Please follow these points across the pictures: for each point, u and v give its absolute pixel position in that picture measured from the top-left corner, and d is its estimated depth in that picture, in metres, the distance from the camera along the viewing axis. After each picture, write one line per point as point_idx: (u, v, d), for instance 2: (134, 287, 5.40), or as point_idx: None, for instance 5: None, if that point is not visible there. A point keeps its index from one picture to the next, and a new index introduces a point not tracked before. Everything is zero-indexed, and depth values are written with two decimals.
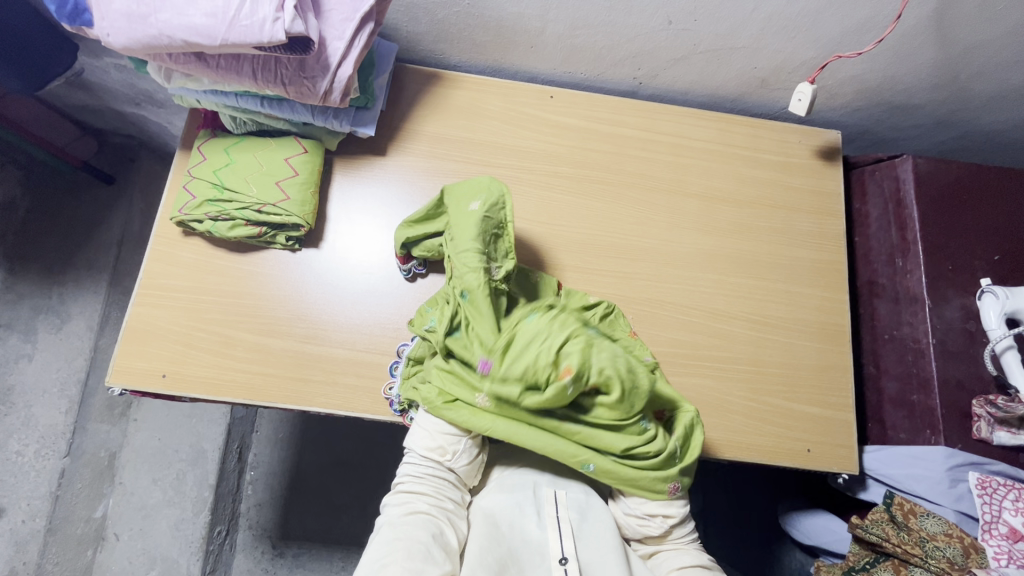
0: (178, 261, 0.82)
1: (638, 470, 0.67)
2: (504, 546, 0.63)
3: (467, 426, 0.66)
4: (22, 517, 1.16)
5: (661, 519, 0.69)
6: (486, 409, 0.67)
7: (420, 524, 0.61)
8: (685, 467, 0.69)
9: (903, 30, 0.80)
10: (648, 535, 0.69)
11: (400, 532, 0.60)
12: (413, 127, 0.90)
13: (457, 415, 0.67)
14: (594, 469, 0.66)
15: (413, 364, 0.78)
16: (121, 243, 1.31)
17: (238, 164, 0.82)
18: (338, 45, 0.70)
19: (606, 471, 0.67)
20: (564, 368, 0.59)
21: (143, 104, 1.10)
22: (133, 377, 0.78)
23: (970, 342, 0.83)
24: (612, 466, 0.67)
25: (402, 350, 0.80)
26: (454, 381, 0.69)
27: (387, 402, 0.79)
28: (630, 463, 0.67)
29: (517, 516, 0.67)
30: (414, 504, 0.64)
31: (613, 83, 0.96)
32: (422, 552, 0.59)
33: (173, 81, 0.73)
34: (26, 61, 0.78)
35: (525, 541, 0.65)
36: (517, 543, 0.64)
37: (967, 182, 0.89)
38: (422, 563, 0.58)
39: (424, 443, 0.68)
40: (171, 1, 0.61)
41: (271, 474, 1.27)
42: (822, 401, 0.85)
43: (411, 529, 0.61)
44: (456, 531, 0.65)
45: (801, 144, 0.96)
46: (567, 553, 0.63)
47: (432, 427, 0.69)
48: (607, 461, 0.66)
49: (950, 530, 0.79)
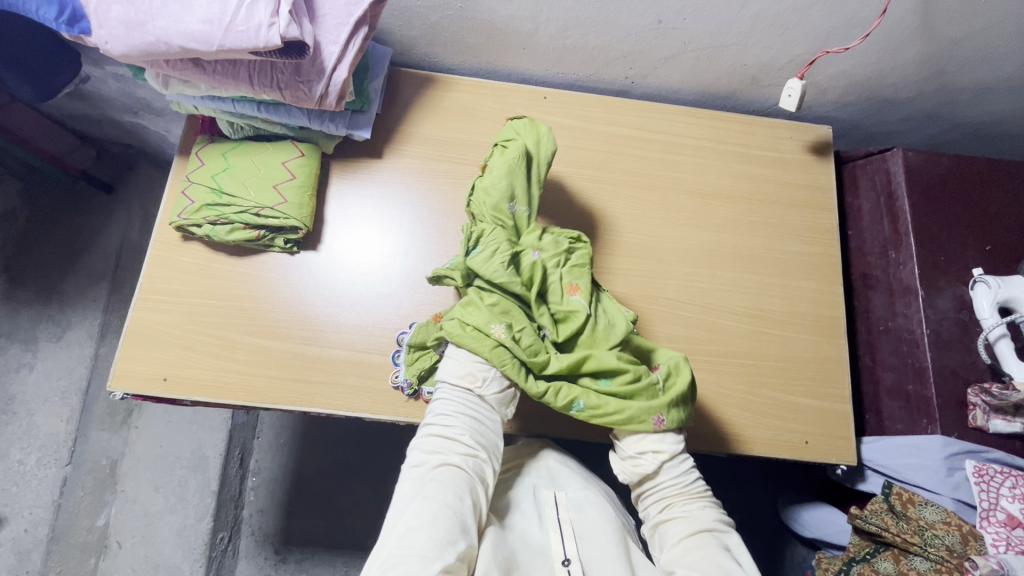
0: (177, 266, 0.83)
1: (624, 401, 0.68)
2: (509, 547, 0.62)
3: (487, 357, 0.66)
4: (25, 526, 1.17)
5: (652, 456, 0.68)
6: (502, 343, 0.67)
7: (450, 483, 0.59)
8: (673, 399, 0.68)
9: (888, 25, 0.81)
10: (644, 474, 0.68)
11: (429, 490, 0.58)
12: (409, 129, 0.91)
13: (479, 345, 0.66)
14: (587, 406, 0.67)
15: (415, 350, 0.79)
16: (119, 251, 1.31)
17: (236, 168, 0.83)
18: (332, 49, 0.71)
19: (596, 410, 0.67)
20: (572, 285, 0.72)
21: (140, 112, 1.11)
22: (135, 382, 0.78)
23: (964, 331, 0.84)
24: (605, 403, 0.67)
25: (402, 338, 0.81)
26: (473, 311, 0.69)
27: (397, 390, 0.80)
28: (616, 392, 0.67)
29: (519, 519, 0.68)
30: (447, 457, 0.62)
31: (606, 83, 0.97)
32: (452, 514, 0.57)
33: (171, 88, 0.75)
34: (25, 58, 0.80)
35: (528, 544, 0.65)
36: (520, 548, 0.64)
37: (957, 173, 0.90)
38: (449, 529, 0.56)
39: (455, 372, 0.68)
40: (168, 9, 0.62)
41: (272, 481, 1.26)
42: (819, 392, 0.86)
43: (441, 487, 0.59)
44: (486, 486, 0.63)
45: (793, 139, 0.97)
46: (570, 555, 0.63)
47: (461, 355, 0.68)
48: (594, 397, 0.68)
49: (949, 518, 0.80)
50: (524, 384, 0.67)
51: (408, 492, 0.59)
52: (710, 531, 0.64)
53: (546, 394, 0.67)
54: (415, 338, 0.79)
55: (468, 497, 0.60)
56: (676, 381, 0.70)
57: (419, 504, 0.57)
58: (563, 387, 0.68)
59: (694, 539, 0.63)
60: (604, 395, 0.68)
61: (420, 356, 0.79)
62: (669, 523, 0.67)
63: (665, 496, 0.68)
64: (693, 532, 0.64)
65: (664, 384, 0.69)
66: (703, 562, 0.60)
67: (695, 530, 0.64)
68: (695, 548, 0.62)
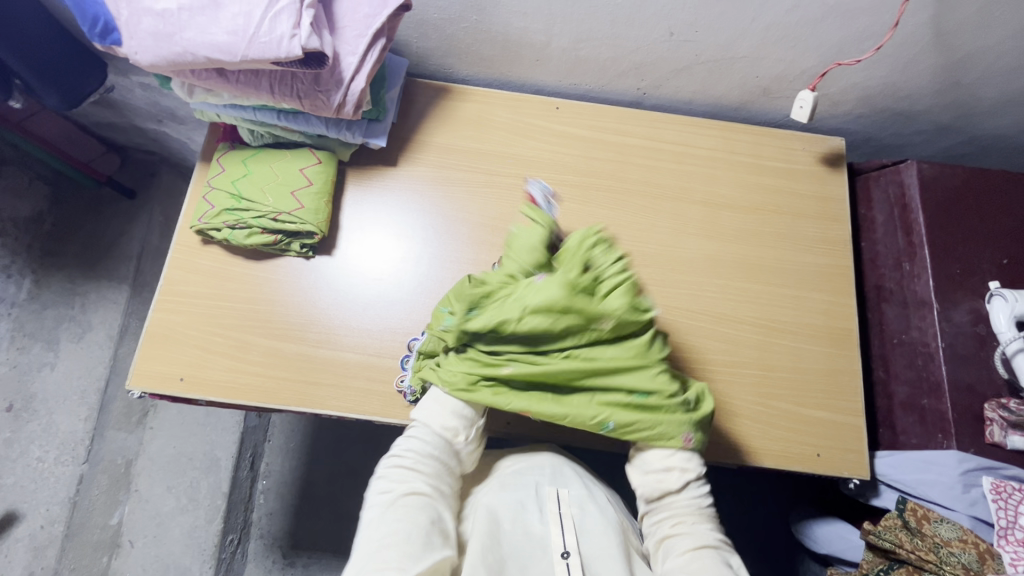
0: (196, 268, 0.85)
1: (657, 417, 0.67)
2: (503, 546, 0.64)
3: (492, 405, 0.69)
4: (41, 522, 1.18)
5: (679, 472, 0.68)
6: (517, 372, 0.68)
7: (421, 508, 0.61)
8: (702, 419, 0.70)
9: (901, 37, 0.81)
10: (667, 489, 0.68)
11: (400, 516, 0.60)
12: (423, 138, 0.93)
13: (481, 396, 0.69)
14: (619, 424, 0.67)
15: (423, 357, 0.79)
16: (140, 255, 1.34)
17: (255, 174, 0.85)
18: (351, 60, 0.73)
19: (628, 427, 0.67)
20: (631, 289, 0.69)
21: (165, 120, 1.15)
22: (152, 381, 0.80)
23: (980, 345, 0.83)
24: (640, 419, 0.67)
25: (413, 345, 0.82)
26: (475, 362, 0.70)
27: (399, 394, 0.80)
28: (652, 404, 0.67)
29: (518, 513, 0.68)
30: (415, 485, 0.63)
31: (618, 94, 0.98)
32: (424, 536, 0.59)
33: (195, 96, 0.77)
34: (45, 61, 0.82)
35: (528, 535, 0.66)
36: (513, 544, 0.65)
37: (972, 187, 0.90)
38: (422, 549, 0.58)
39: (433, 411, 0.70)
40: (195, 20, 0.64)
41: (282, 483, 1.28)
42: (832, 405, 0.85)
43: (412, 512, 0.60)
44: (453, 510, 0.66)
45: (805, 151, 0.97)
46: (569, 548, 0.65)
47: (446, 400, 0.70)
48: (628, 413, 0.67)
49: (964, 536, 0.79)
50: (545, 412, 0.68)
51: (378, 517, 0.61)
52: (715, 548, 0.64)
53: (572, 418, 0.68)
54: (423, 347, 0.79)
55: (437, 521, 0.62)
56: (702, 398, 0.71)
57: (390, 528, 0.59)
58: (590, 409, 0.68)
59: (698, 551, 0.63)
60: (634, 412, 0.68)
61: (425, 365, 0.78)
62: (673, 536, 0.66)
63: (677, 513, 0.68)
64: (696, 547, 0.64)
65: (693, 404, 0.70)
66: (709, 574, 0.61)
67: (698, 545, 0.64)
68: (701, 560, 0.62)
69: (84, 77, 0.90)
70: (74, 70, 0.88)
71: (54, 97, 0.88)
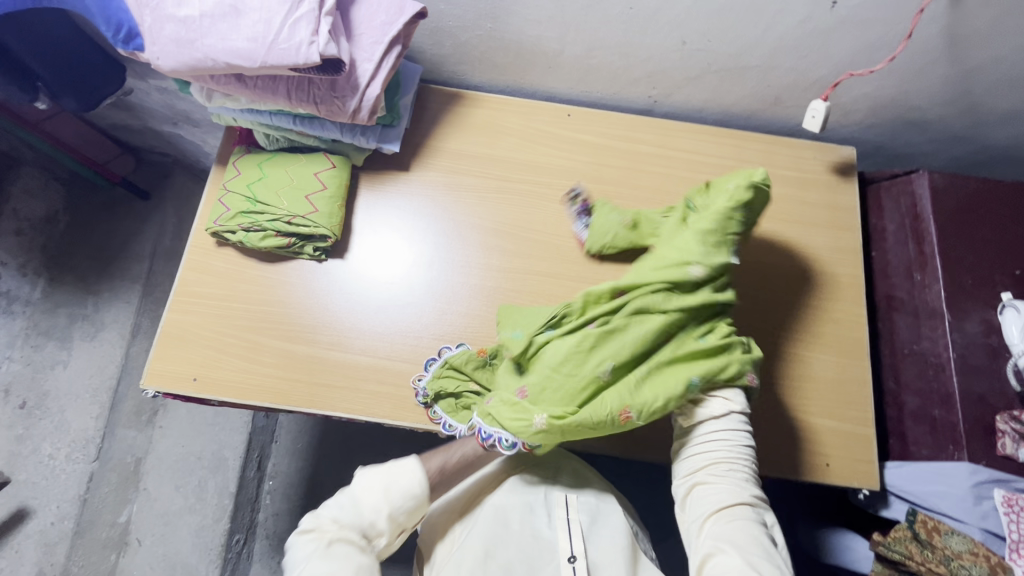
0: (211, 270, 0.86)
1: (725, 359, 0.72)
2: (511, 550, 0.66)
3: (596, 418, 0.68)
4: (51, 519, 1.19)
5: (722, 402, 0.71)
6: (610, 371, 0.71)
7: (351, 556, 0.64)
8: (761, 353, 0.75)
9: (914, 48, 0.81)
10: (709, 416, 0.71)
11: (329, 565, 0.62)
12: (435, 143, 0.94)
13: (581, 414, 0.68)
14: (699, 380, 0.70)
15: (448, 367, 0.81)
16: (152, 255, 1.36)
17: (270, 178, 0.86)
18: (367, 66, 0.74)
19: (706, 377, 0.70)
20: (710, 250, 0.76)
21: (180, 123, 1.16)
22: (165, 381, 0.81)
23: (992, 356, 0.83)
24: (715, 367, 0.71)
25: (444, 352, 0.83)
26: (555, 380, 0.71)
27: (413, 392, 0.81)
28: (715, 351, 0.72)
29: (526, 516, 0.69)
30: (347, 534, 0.65)
31: (629, 102, 0.99)
32: None
33: (214, 101, 0.79)
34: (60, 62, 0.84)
35: (536, 539, 0.67)
36: (521, 549, 0.66)
37: (984, 198, 0.89)
38: None
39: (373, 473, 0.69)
40: (216, 27, 0.65)
41: (289, 485, 1.29)
42: (842, 415, 0.85)
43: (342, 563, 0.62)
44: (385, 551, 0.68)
45: (816, 160, 0.97)
46: (576, 552, 0.66)
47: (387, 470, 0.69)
48: (700, 366, 0.71)
49: (976, 549, 0.78)
50: (642, 400, 0.69)
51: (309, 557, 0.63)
52: (750, 506, 0.68)
53: (666, 398, 0.69)
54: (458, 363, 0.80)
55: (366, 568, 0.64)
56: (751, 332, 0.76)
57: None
58: (671, 380, 0.70)
59: (732, 510, 0.67)
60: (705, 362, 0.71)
61: (446, 373, 0.80)
62: (708, 486, 0.70)
63: (716, 457, 0.70)
64: (732, 504, 0.67)
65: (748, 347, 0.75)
66: (740, 536, 0.65)
67: (733, 502, 0.67)
68: (735, 520, 0.66)
69: (100, 79, 0.91)
70: (88, 73, 0.89)
71: (71, 99, 0.89)
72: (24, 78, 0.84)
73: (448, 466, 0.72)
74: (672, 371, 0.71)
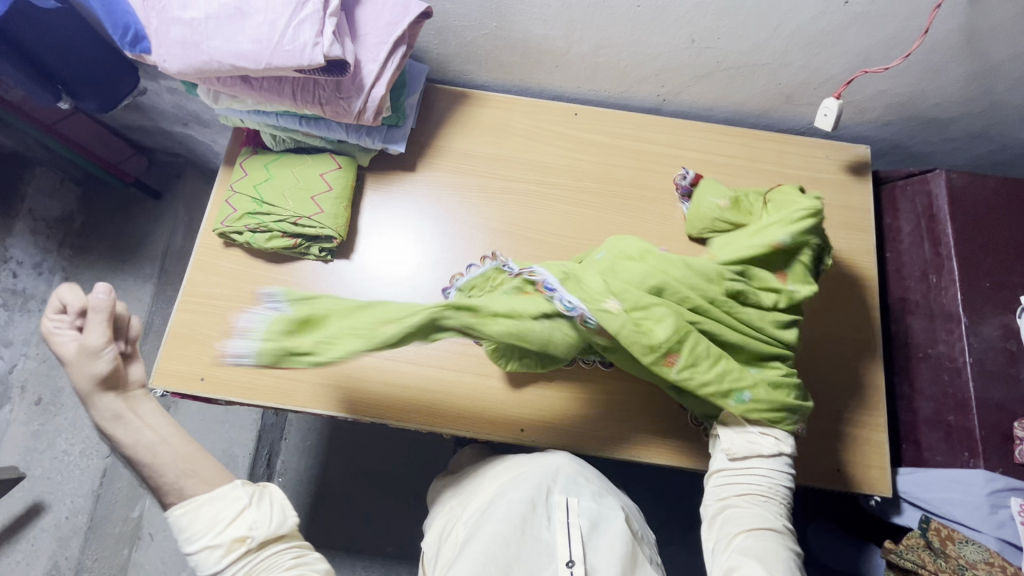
0: (218, 270, 0.86)
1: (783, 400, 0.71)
2: (512, 549, 0.65)
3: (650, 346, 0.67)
4: (66, 513, 1.21)
5: (771, 441, 0.71)
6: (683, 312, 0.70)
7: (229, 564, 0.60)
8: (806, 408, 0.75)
9: (931, 44, 0.79)
10: (756, 452, 0.71)
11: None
12: (442, 144, 0.93)
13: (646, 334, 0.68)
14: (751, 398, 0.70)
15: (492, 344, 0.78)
16: (164, 255, 1.37)
17: (277, 179, 0.86)
18: (372, 67, 0.74)
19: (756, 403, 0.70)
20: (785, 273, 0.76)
21: (190, 124, 1.17)
22: (173, 380, 0.82)
23: (1010, 361, 0.80)
24: (773, 398, 0.70)
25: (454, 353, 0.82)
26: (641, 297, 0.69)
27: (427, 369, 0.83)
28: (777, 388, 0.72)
29: (530, 515, 0.68)
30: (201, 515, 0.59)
31: (637, 101, 0.98)
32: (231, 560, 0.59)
33: (221, 102, 0.79)
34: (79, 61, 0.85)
35: (536, 542, 0.67)
36: (523, 551, 0.65)
37: (1004, 197, 0.87)
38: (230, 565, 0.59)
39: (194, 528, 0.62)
40: (221, 29, 0.65)
41: (298, 483, 1.29)
42: (854, 420, 0.83)
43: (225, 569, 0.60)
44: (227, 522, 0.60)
45: (829, 159, 0.95)
46: (574, 557, 0.65)
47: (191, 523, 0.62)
48: (761, 393, 0.70)
49: (991, 559, 0.77)
50: (693, 356, 0.68)
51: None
52: (777, 531, 0.67)
53: (713, 377, 0.69)
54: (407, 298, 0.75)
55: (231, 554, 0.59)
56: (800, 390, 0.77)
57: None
58: (731, 376, 0.69)
59: (761, 531, 0.67)
60: (770, 391, 0.71)
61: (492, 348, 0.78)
62: (738, 509, 0.70)
63: (751, 484, 0.71)
64: (760, 526, 0.67)
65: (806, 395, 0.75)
66: (766, 554, 0.64)
67: (763, 524, 0.67)
68: (762, 540, 0.66)
69: (114, 79, 0.92)
70: (103, 76, 0.90)
71: (90, 97, 0.91)
72: (43, 78, 0.84)
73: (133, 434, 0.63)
74: (734, 371, 0.70)
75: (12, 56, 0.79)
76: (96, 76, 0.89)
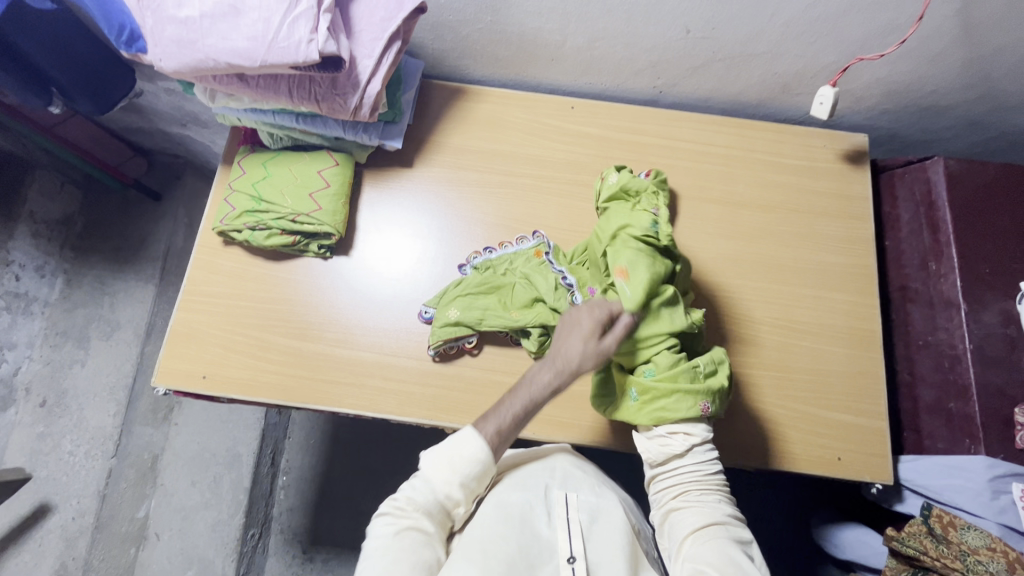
0: (217, 269, 0.87)
1: (668, 395, 0.70)
2: (514, 546, 0.65)
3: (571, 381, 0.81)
4: (72, 514, 1.22)
5: (683, 438, 0.71)
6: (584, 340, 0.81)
7: (419, 546, 0.62)
8: (714, 387, 0.71)
9: (927, 30, 0.79)
10: (671, 454, 0.71)
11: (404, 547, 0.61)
12: (439, 139, 0.93)
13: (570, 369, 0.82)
14: (641, 397, 0.72)
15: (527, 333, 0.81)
16: (165, 255, 1.38)
17: (274, 177, 0.87)
18: (367, 63, 0.74)
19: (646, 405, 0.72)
20: (618, 269, 0.73)
21: (188, 124, 1.18)
22: (175, 379, 0.82)
23: (1011, 347, 0.80)
24: (661, 395, 0.71)
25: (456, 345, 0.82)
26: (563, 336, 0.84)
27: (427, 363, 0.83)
28: (659, 387, 0.71)
29: (528, 513, 0.70)
30: (420, 521, 0.63)
31: (634, 93, 0.98)
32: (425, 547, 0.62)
33: (217, 101, 0.80)
34: (74, 63, 0.86)
35: (536, 538, 0.68)
36: (525, 544, 0.66)
37: (1003, 183, 0.86)
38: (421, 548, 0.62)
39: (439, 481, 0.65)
40: (216, 27, 0.66)
41: (303, 480, 1.31)
42: (854, 408, 0.83)
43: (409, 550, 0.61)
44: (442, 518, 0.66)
45: (827, 148, 0.95)
46: (575, 553, 0.66)
47: (447, 474, 0.64)
48: (648, 397, 0.71)
49: (993, 544, 0.77)
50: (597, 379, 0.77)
51: (378, 549, 0.61)
52: (722, 523, 0.67)
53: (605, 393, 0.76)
54: (470, 278, 0.85)
55: (427, 551, 0.62)
56: (717, 363, 0.73)
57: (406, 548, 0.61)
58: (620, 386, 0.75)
59: (706, 529, 0.66)
60: (658, 392, 0.71)
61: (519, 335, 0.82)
62: (681, 510, 0.69)
63: (683, 482, 0.71)
64: (705, 523, 0.67)
65: (705, 371, 0.72)
66: (715, 551, 0.63)
67: (707, 521, 0.67)
68: (706, 537, 0.65)
69: (108, 79, 0.92)
70: (97, 77, 0.90)
71: (85, 99, 0.91)
72: (37, 83, 0.85)
73: (504, 430, 0.66)
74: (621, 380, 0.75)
75: (10, 63, 0.80)
76: (90, 77, 0.89)
